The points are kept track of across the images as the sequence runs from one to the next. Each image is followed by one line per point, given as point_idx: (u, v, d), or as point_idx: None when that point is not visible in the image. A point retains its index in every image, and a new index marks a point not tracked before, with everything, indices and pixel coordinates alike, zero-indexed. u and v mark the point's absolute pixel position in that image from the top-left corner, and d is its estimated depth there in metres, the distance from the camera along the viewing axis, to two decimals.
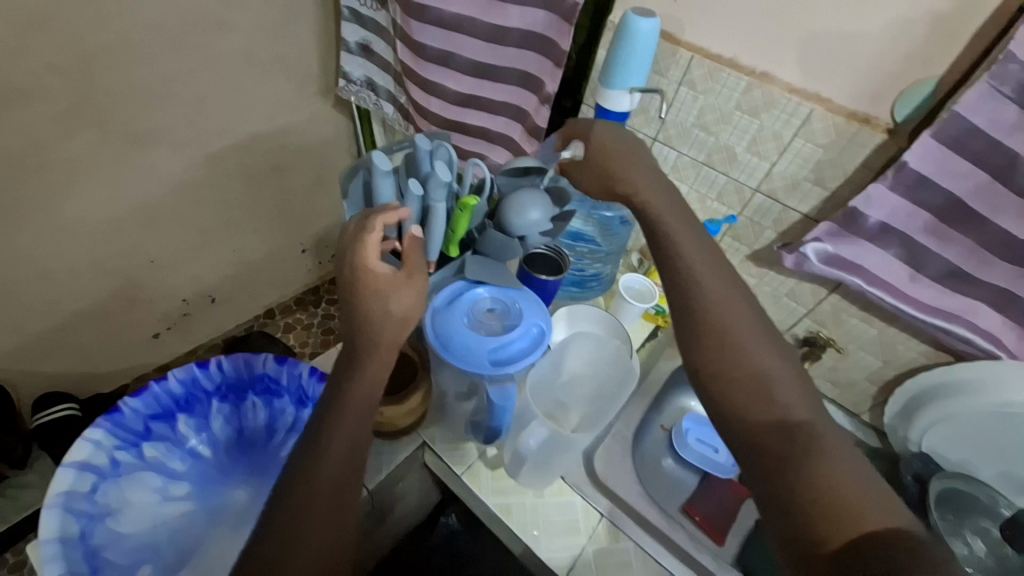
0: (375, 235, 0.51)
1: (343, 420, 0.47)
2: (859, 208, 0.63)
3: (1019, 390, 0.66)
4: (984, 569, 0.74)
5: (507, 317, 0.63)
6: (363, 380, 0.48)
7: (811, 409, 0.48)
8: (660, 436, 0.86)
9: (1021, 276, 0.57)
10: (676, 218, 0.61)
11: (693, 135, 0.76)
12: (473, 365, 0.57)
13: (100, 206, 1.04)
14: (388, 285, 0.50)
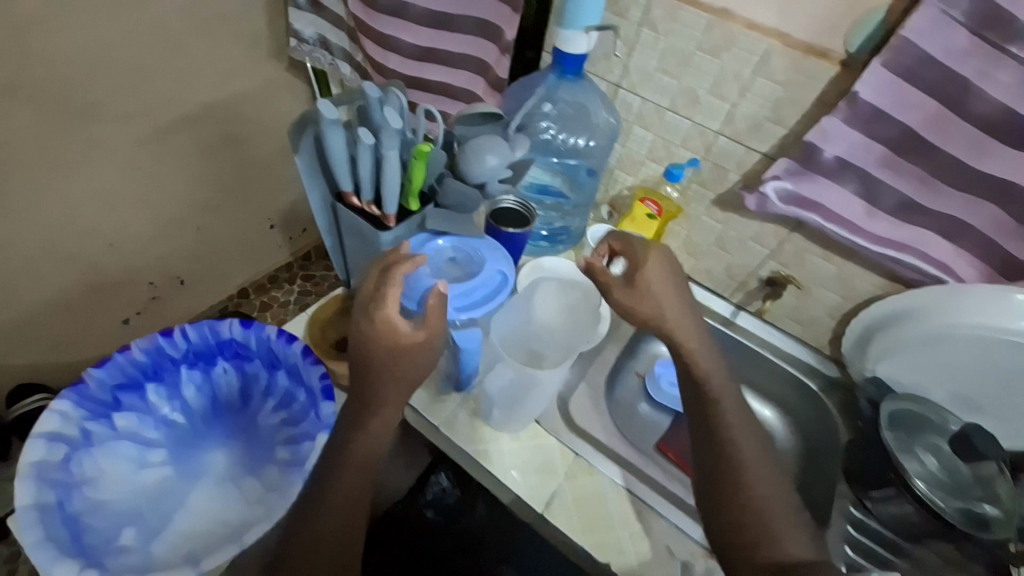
0: (396, 289, 0.51)
1: (345, 471, 0.53)
2: (816, 143, 0.68)
3: (967, 312, 0.69)
4: (937, 481, 0.72)
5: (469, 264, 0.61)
6: (371, 432, 0.53)
7: (777, 496, 0.58)
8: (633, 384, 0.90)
9: (970, 203, 0.64)
10: (700, 342, 0.65)
11: (656, 80, 0.78)
12: None
13: (86, 175, 1.15)
14: (409, 346, 0.51)
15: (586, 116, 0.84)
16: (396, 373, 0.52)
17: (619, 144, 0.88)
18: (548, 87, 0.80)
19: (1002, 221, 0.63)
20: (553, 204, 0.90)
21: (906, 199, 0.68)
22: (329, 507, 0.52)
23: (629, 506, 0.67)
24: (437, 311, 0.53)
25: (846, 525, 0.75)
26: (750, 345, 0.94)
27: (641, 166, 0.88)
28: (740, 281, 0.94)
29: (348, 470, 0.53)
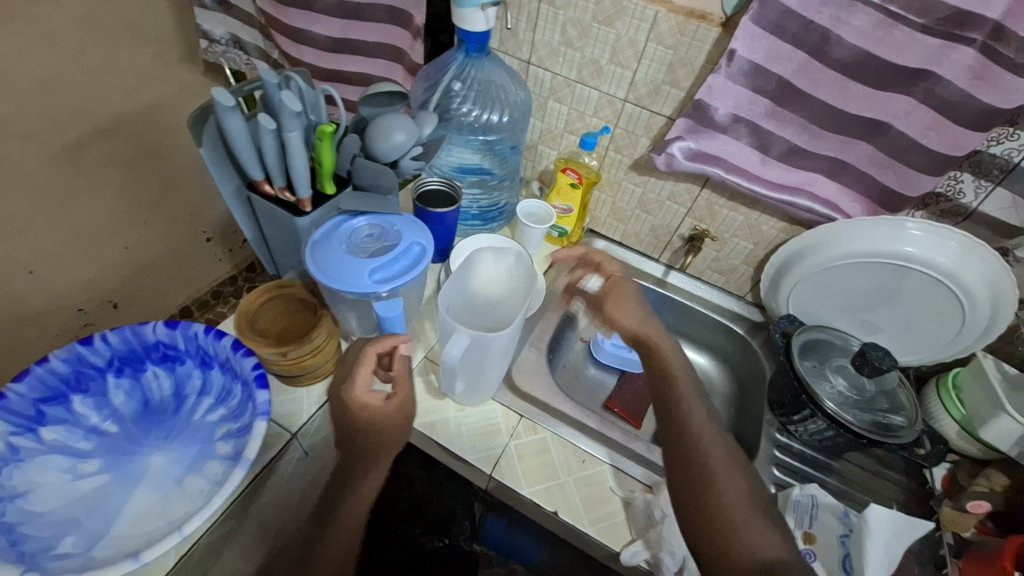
0: (368, 367, 0.60)
1: (340, 526, 0.56)
2: (706, 99, 0.74)
3: (849, 240, 0.79)
4: (845, 400, 0.79)
5: (390, 239, 0.63)
6: (362, 490, 0.59)
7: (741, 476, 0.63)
8: (580, 350, 0.97)
9: (842, 143, 0.72)
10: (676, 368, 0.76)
11: (561, 53, 0.82)
12: (356, 285, 0.57)
13: None
14: (378, 416, 0.60)
15: (497, 93, 0.88)
16: (381, 429, 0.60)
17: (535, 119, 0.93)
18: (457, 68, 0.84)
19: (873, 155, 0.72)
20: (478, 181, 0.93)
21: (793, 145, 0.76)
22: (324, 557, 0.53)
23: (573, 455, 0.72)
24: (405, 378, 0.63)
25: (774, 450, 0.81)
26: (679, 298, 1.01)
27: (561, 139, 0.93)
28: (664, 241, 1.00)
29: (342, 523, 0.56)
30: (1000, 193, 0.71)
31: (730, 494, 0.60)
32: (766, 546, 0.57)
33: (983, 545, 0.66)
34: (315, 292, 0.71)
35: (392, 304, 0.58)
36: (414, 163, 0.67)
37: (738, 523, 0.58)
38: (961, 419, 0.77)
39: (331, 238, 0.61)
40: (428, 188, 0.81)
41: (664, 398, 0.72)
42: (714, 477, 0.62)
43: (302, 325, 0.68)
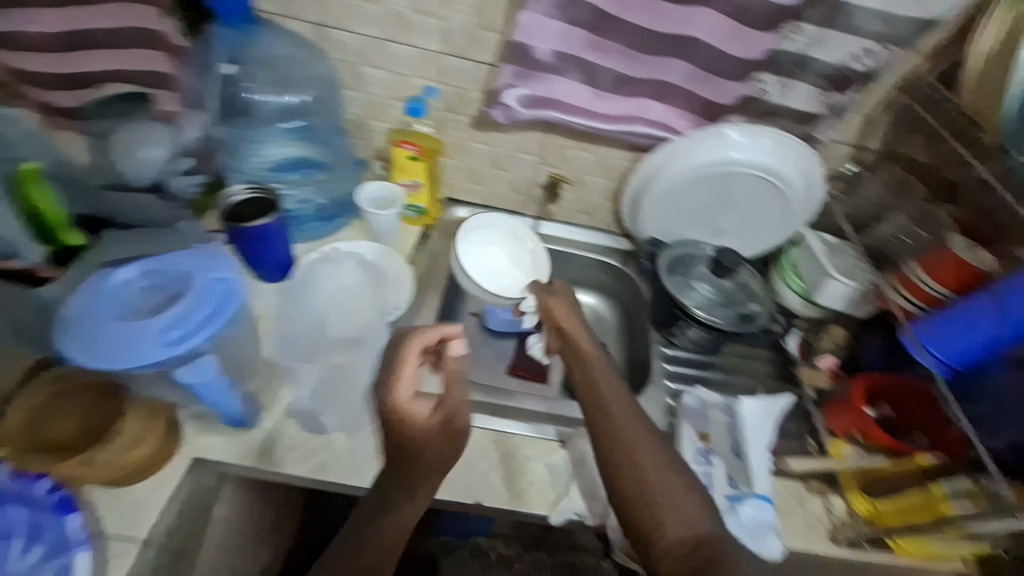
0: (410, 368, 0.54)
1: None
2: (522, 40, 0.70)
3: (688, 156, 0.81)
4: (710, 303, 0.86)
5: (180, 286, 0.52)
6: (375, 541, 0.54)
7: (704, 514, 0.56)
8: (472, 326, 0.94)
9: (662, 64, 0.72)
10: (600, 364, 0.66)
11: (356, 9, 0.70)
12: (144, 356, 0.46)
13: None
14: (423, 435, 0.52)
15: (284, 70, 0.73)
16: (441, 445, 0.53)
17: (348, 89, 0.79)
18: (229, 48, 0.70)
19: (692, 72, 0.73)
20: (301, 179, 0.80)
21: (621, 75, 0.74)
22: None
23: (483, 441, 0.72)
24: (454, 382, 0.54)
25: (663, 364, 0.87)
26: (554, 247, 1.01)
27: (388, 108, 0.82)
28: (528, 194, 0.97)
29: (368, 556, 0.54)
30: (801, 87, 0.73)
31: (666, 493, 0.56)
32: (683, 525, 0.55)
33: (838, 394, 0.77)
34: (113, 378, 0.59)
35: (202, 366, 0.49)
36: (184, 180, 0.71)
37: (664, 500, 0.56)
38: (801, 291, 0.84)
39: (98, 306, 0.49)
40: (236, 202, 0.71)
41: (595, 408, 0.62)
42: (662, 511, 0.55)
43: (106, 420, 0.57)
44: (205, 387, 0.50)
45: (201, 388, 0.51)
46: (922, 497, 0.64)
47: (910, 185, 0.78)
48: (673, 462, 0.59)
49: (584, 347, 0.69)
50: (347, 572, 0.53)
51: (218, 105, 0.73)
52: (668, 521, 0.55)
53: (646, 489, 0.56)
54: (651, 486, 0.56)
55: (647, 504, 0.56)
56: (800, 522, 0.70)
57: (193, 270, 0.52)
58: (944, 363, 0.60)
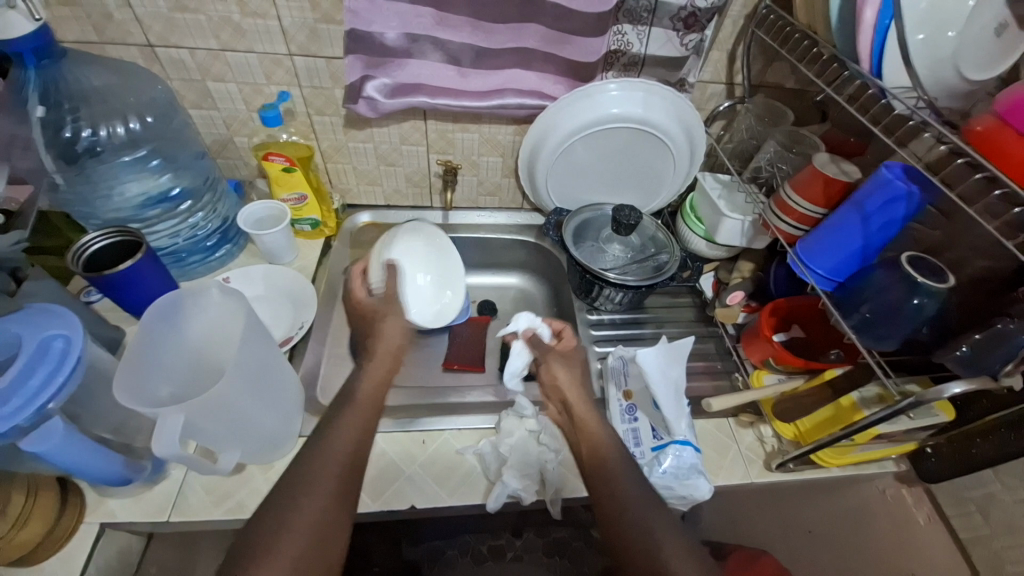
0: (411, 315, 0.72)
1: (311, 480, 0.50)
2: (359, 27, 0.68)
3: (561, 121, 0.80)
4: (621, 263, 0.85)
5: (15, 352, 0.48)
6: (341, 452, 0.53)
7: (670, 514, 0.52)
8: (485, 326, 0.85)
9: (514, 32, 0.71)
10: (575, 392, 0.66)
11: (180, 23, 0.68)
12: None
13: None
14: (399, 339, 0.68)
15: (113, 98, 0.70)
16: (363, 414, 0.57)
17: (190, 108, 0.78)
18: (37, 88, 0.64)
19: (546, 33, 0.72)
20: (167, 212, 0.75)
21: (478, 49, 0.72)
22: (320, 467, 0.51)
23: (410, 442, 0.69)
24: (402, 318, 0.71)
25: (590, 330, 0.87)
26: (468, 235, 0.99)
27: (250, 121, 0.81)
28: (426, 185, 0.95)
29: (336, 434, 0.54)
30: (657, 32, 0.74)
31: (633, 496, 0.53)
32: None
33: (750, 324, 0.78)
34: None
35: (47, 431, 0.44)
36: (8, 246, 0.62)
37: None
38: (704, 234, 0.85)
39: None
40: (94, 250, 0.66)
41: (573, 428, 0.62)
42: (640, 514, 0.51)
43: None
44: (59, 452, 0.45)
45: (55, 455, 0.45)
46: (832, 409, 0.63)
47: (779, 112, 0.79)
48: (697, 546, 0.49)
49: (582, 417, 0.62)
50: (320, 478, 0.51)
51: (51, 149, 0.68)
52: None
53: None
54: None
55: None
56: (734, 459, 0.70)
57: (21, 333, 0.47)
58: (827, 279, 0.63)
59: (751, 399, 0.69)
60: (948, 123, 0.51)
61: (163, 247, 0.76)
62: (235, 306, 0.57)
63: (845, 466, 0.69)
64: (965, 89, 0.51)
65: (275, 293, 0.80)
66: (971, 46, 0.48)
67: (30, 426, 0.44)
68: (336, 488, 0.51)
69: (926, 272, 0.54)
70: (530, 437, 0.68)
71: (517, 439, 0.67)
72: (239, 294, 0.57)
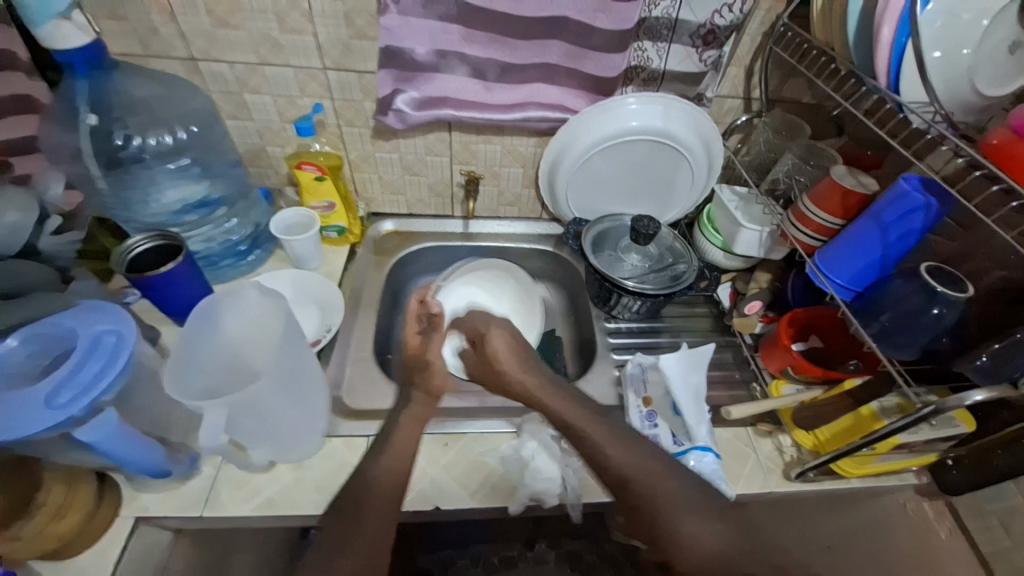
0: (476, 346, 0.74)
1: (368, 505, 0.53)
2: (392, 43, 0.72)
3: (581, 132, 0.83)
4: (639, 272, 0.86)
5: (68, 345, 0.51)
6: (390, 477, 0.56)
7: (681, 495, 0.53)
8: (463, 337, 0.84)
9: (537, 48, 0.74)
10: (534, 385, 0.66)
11: (222, 38, 0.72)
12: (27, 425, 0.43)
13: None
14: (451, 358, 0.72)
15: (157, 108, 0.74)
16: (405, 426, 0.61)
17: (227, 119, 0.82)
18: (88, 97, 0.68)
19: (569, 49, 0.74)
20: (202, 218, 0.79)
21: (503, 64, 0.75)
22: (375, 491, 0.55)
23: (433, 444, 0.70)
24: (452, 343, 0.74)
25: (608, 338, 0.88)
26: (487, 243, 1.02)
27: (283, 132, 0.85)
28: (448, 195, 0.98)
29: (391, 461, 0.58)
30: (676, 49, 0.76)
31: (639, 476, 0.54)
32: (707, 530, 0.49)
33: (768, 334, 0.79)
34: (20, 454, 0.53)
35: (101, 422, 0.46)
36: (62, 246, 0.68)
37: (679, 508, 0.51)
38: (722, 244, 0.86)
39: None
40: (138, 252, 0.69)
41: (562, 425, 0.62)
42: (649, 494, 0.53)
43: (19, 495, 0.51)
44: (110, 440, 0.47)
45: (104, 443, 0.48)
46: (851, 417, 0.64)
47: (796, 125, 0.80)
48: (671, 465, 0.56)
49: (546, 403, 0.64)
50: (374, 501, 0.54)
51: (98, 156, 0.72)
52: (686, 520, 0.50)
53: (648, 490, 0.53)
54: (659, 491, 0.53)
55: (661, 509, 0.52)
56: (754, 468, 0.70)
57: (76, 328, 0.50)
58: (846, 288, 0.63)
59: (771, 408, 0.70)
60: (966, 136, 0.52)
61: (198, 252, 0.79)
62: (274, 308, 0.60)
63: (864, 476, 0.69)
64: (981, 104, 0.52)
65: (303, 297, 0.83)
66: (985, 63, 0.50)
67: (83, 416, 0.46)
68: (388, 512, 0.54)
69: (946, 282, 0.55)
70: (550, 441, 0.69)
71: (538, 442, 0.68)
72: (277, 294, 0.60)
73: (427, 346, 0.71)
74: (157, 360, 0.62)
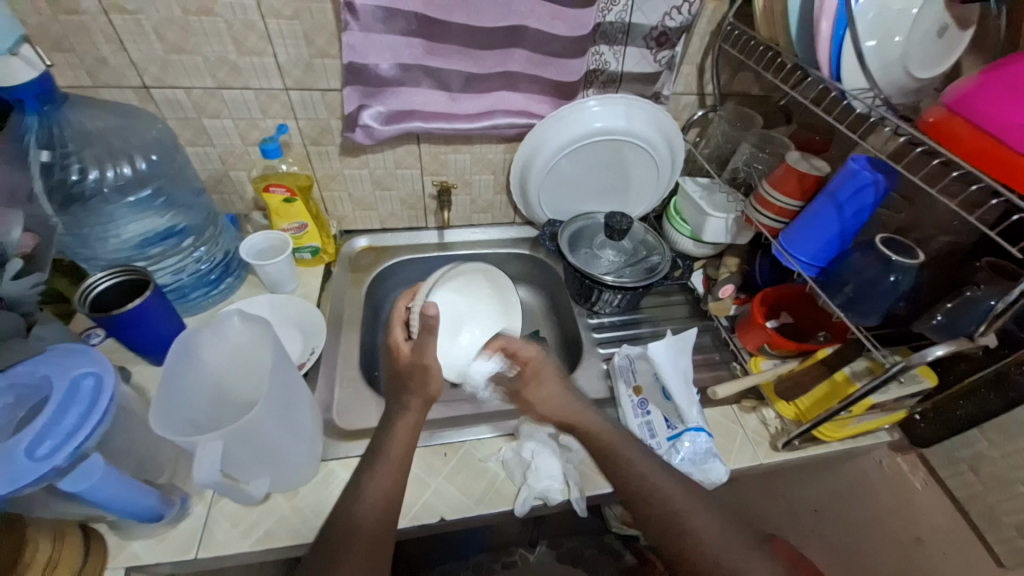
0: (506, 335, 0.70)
1: (353, 543, 0.52)
2: (356, 60, 0.71)
3: (549, 136, 0.85)
4: (616, 267, 0.89)
5: (44, 394, 0.50)
6: (374, 503, 0.55)
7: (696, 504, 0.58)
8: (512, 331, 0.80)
9: (500, 57, 0.76)
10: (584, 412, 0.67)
11: (177, 64, 0.70)
12: (13, 480, 0.42)
13: None
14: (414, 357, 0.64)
15: (114, 139, 0.71)
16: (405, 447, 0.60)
17: (188, 146, 0.80)
18: (40, 133, 0.65)
19: (530, 57, 0.76)
20: (168, 250, 0.75)
21: (467, 74, 0.77)
22: (361, 523, 0.53)
23: (432, 456, 0.70)
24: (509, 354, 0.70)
25: (592, 334, 0.90)
26: (464, 251, 1.02)
27: (246, 155, 0.83)
28: (420, 207, 0.97)
29: (374, 481, 0.57)
30: (632, 51, 0.79)
31: (664, 489, 0.59)
32: (764, 568, 0.55)
33: (742, 315, 0.83)
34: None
35: (87, 469, 0.46)
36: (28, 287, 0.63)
37: (737, 554, 0.55)
38: (691, 233, 0.90)
39: None
40: (100, 290, 0.66)
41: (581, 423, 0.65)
42: (675, 510, 0.58)
43: None
44: (99, 489, 0.47)
45: (93, 492, 0.47)
46: (827, 384, 0.68)
47: (749, 117, 0.86)
48: (700, 499, 0.59)
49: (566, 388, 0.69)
50: (361, 533, 0.53)
51: (52, 194, 0.68)
52: (745, 566, 0.54)
53: (700, 540, 0.56)
54: (710, 540, 0.56)
55: (715, 557, 0.55)
56: (742, 443, 0.74)
57: (52, 374, 0.49)
58: (811, 264, 0.68)
59: (752, 384, 0.74)
60: (903, 116, 0.57)
61: (168, 284, 0.76)
62: (263, 333, 0.59)
63: (843, 438, 0.73)
64: (913, 85, 0.57)
65: (283, 321, 0.81)
66: (917, 48, 0.55)
67: (67, 466, 0.46)
68: (375, 547, 0.53)
69: (897, 250, 0.60)
70: (549, 439, 0.70)
71: (538, 441, 0.69)
72: (266, 319, 0.58)
73: (421, 350, 0.62)
74: (135, 400, 0.59)
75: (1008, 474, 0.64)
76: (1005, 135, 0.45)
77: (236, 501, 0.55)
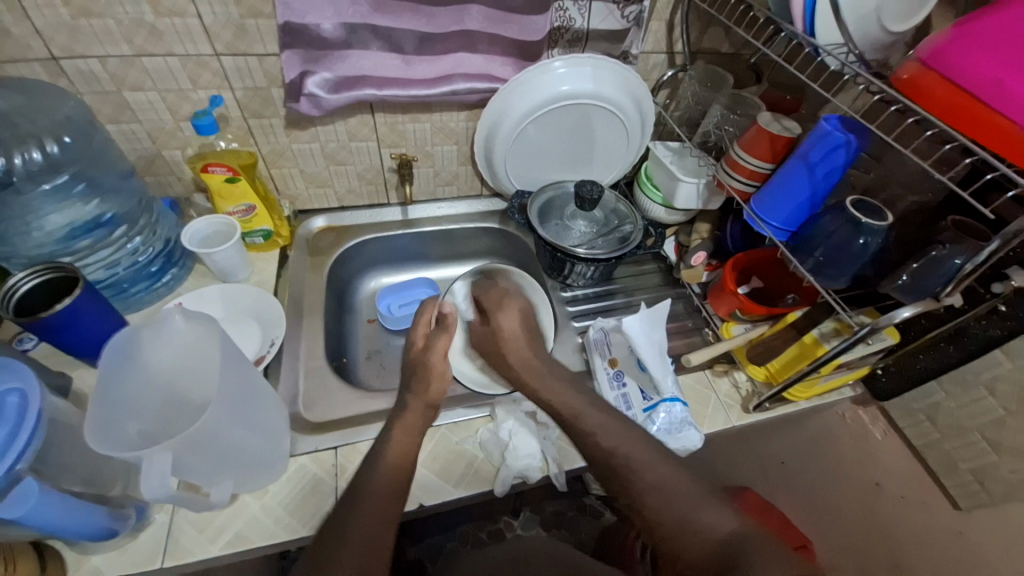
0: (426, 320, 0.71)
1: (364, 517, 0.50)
2: (292, 20, 0.64)
3: (515, 98, 0.79)
4: (587, 238, 0.86)
5: None
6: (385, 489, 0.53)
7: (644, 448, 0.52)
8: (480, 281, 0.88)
9: (455, 14, 0.69)
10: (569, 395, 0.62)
11: (86, 30, 0.61)
12: None
13: None
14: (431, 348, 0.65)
15: (18, 121, 0.62)
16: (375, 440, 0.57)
17: (110, 124, 0.71)
18: None
19: (488, 14, 0.70)
20: (99, 242, 0.68)
21: (420, 34, 0.70)
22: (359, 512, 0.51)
23: None
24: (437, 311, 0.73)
25: (566, 306, 0.89)
26: (430, 227, 0.97)
27: (179, 132, 0.75)
28: (380, 181, 0.91)
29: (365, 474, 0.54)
30: (598, 6, 0.74)
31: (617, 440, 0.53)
32: (722, 514, 0.45)
33: (714, 282, 0.83)
34: None
35: (22, 493, 0.42)
36: None
37: (690, 499, 0.47)
38: (662, 200, 0.88)
39: None
40: (23, 291, 0.59)
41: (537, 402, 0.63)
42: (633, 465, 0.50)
43: None
44: (37, 513, 0.42)
45: (33, 518, 0.43)
46: (797, 346, 0.68)
47: (719, 77, 0.83)
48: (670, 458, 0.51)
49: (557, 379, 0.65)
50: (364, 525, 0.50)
51: None
52: (700, 513, 0.46)
53: (653, 492, 0.48)
54: (679, 492, 0.48)
55: (667, 508, 0.47)
56: (715, 407, 0.75)
57: None
58: (781, 229, 0.67)
59: (726, 350, 0.74)
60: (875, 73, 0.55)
61: (102, 280, 0.70)
62: (211, 325, 0.54)
63: (811, 397, 0.75)
64: (886, 42, 0.55)
65: (237, 312, 0.76)
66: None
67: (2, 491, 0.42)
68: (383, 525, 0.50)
69: (867, 212, 0.60)
70: (526, 418, 0.70)
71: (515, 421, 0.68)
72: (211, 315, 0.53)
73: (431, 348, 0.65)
74: (75, 412, 0.55)
75: (964, 422, 0.67)
76: (980, 91, 0.43)
77: (198, 509, 0.52)
